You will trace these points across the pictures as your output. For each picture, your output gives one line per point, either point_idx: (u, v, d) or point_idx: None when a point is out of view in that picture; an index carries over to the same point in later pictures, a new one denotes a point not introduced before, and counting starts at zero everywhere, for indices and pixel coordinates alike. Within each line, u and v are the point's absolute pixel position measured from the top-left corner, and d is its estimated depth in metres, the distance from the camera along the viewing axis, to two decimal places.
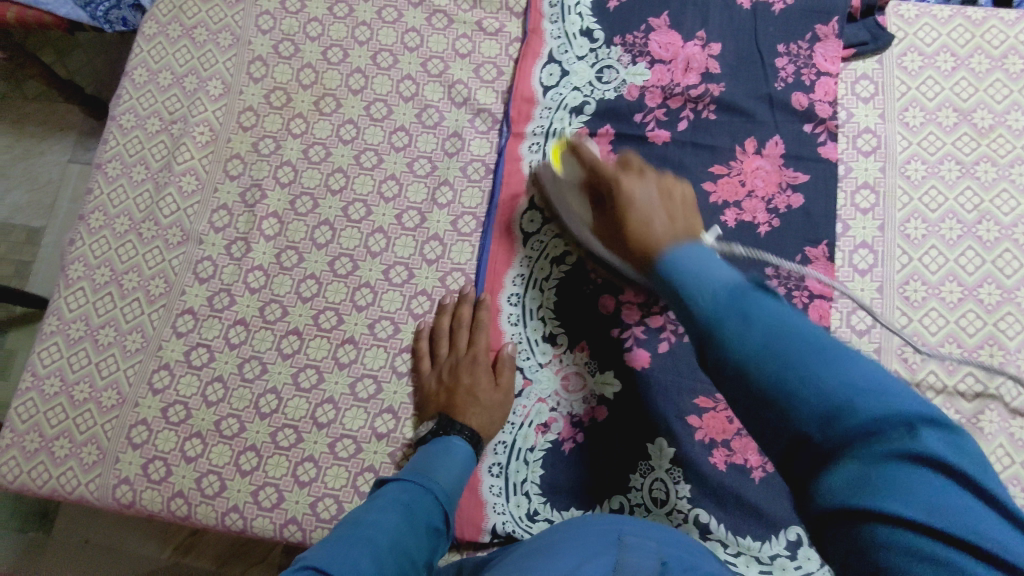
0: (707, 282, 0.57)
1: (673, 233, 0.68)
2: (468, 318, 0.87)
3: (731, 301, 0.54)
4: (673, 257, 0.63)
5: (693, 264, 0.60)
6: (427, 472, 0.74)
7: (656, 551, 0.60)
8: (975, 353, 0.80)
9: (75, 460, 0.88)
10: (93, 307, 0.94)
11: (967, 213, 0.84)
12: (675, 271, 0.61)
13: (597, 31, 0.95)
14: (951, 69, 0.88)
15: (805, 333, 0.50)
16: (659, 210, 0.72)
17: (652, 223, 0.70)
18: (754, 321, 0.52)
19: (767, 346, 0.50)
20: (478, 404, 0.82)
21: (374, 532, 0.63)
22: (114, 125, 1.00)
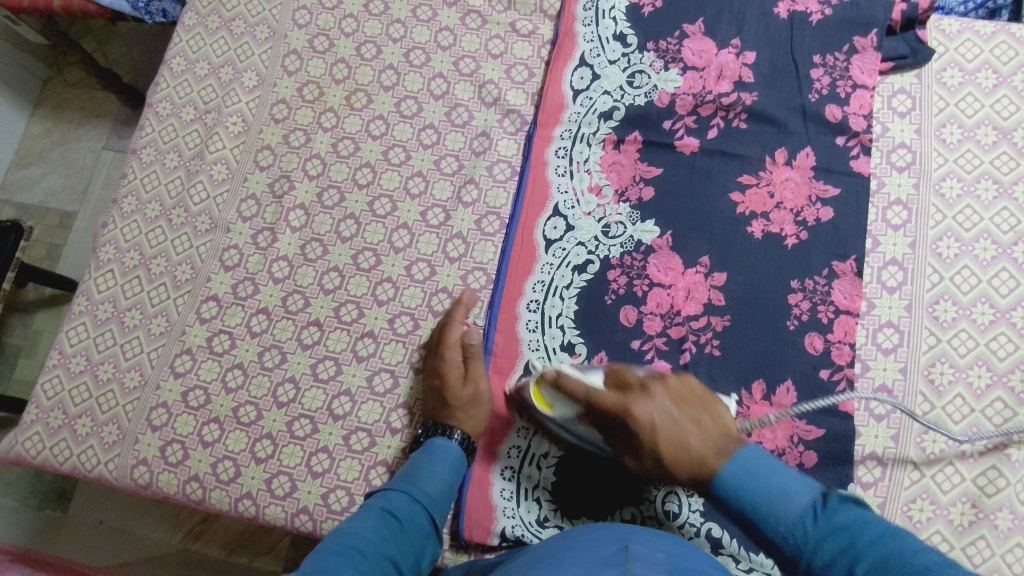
0: (788, 500, 0.61)
1: (714, 439, 0.67)
2: (456, 317, 0.85)
3: (835, 522, 0.59)
4: (725, 473, 0.64)
5: (773, 483, 0.62)
6: (410, 480, 0.75)
7: (662, 561, 0.59)
8: (1005, 378, 0.78)
9: (96, 439, 0.90)
10: (121, 290, 0.95)
11: (1003, 234, 0.82)
12: (740, 491, 0.63)
13: (631, 36, 0.95)
14: (992, 87, 0.86)
15: (867, 539, 0.57)
16: (668, 404, 0.71)
17: (688, 439, 0.68)
18: (838, 544, 0.57)
19: (789, 495, 0.61)
20: (459, 408, 0.81)
21: (354, 544, 0.65)
22: (150, 112, 1.02)
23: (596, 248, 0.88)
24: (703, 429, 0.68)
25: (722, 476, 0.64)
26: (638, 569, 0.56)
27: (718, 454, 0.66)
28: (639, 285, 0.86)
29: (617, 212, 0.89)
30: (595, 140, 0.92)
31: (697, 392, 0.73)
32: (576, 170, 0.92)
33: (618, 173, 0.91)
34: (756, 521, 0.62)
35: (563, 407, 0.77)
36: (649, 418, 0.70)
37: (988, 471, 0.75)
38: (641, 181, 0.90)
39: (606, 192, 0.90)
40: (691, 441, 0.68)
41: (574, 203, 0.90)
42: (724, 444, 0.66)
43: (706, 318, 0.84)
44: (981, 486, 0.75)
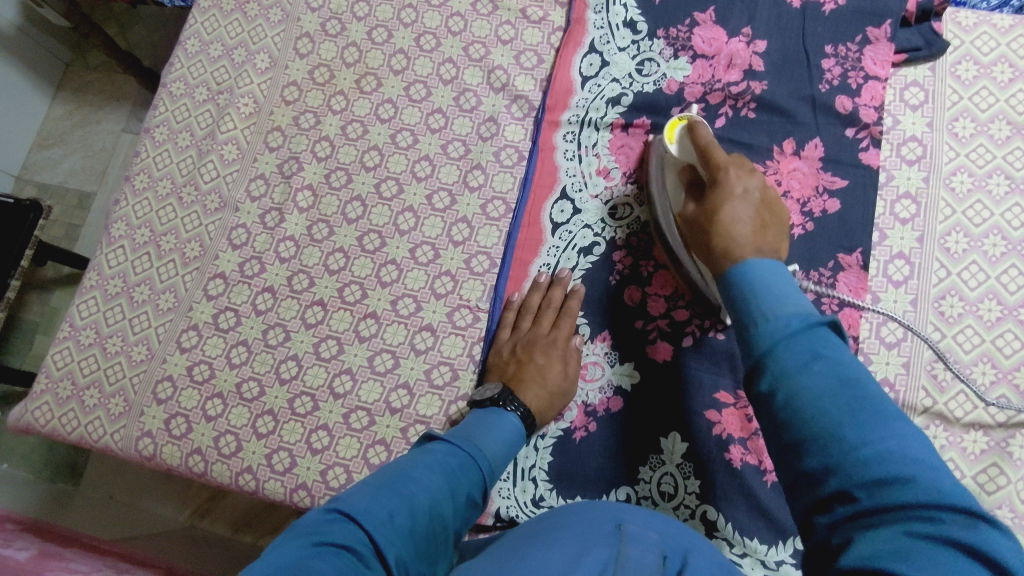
0: (779, 296, 0.54)
1: (757, 242, 0.62)
2: (557, 302, 0.86)
3: (802, 341, 0.49)
4: (743, 264, 0.58)
5: (770, 279, 0.55)
6: (475, 439, 0.71)
7: (657, 541, 0.59)
8: (1011, 375, 0.77)
9: (102, 410, 0.91)
10: (132, 265, 0.97)
11: (1014, 230, 0.81)
12: (743, 281, 0.56)
13: (641, 23, 0.94)
14: (1008, 81, 0.85)
15: (846, 374, 0.47)
16: (749, 207, 0.67)
17: (738, 227, 0.64)
18: (829, 377, 0.47)
19: (784, 301, 0.53)
20: (542, 386, 0.80)
21: (411, 490, 0.62)
22: (165, 92, 1.04)
23: (602, 230, 0.89)
24: (759, 238, 0.63)
25: (744, 263, 0.59)
26: (633, 549, 0.56)
27: (757, 258, 0.60)
28: (644, 265, 0.86)
29: (624, 196, 0.89)
30: (602, 125, 0.92)
31: (780, 217, 0.68)
32: (584, 154, 0.92)
33: (625, 157, 0.91)
34: (743, 304, 0.55)
35: (680, 152, 0.79)
36: (730, 196, 0.68)
37: (989, 469, 0.74)
38: (649, 165, 0.90)
39: (614, 174, 0.90)
40: (743, 227, 0.64)
41: (581, 185, 0.90)
42: (766, 248, 0.62)
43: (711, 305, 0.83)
44: (981, 483, 0.74)
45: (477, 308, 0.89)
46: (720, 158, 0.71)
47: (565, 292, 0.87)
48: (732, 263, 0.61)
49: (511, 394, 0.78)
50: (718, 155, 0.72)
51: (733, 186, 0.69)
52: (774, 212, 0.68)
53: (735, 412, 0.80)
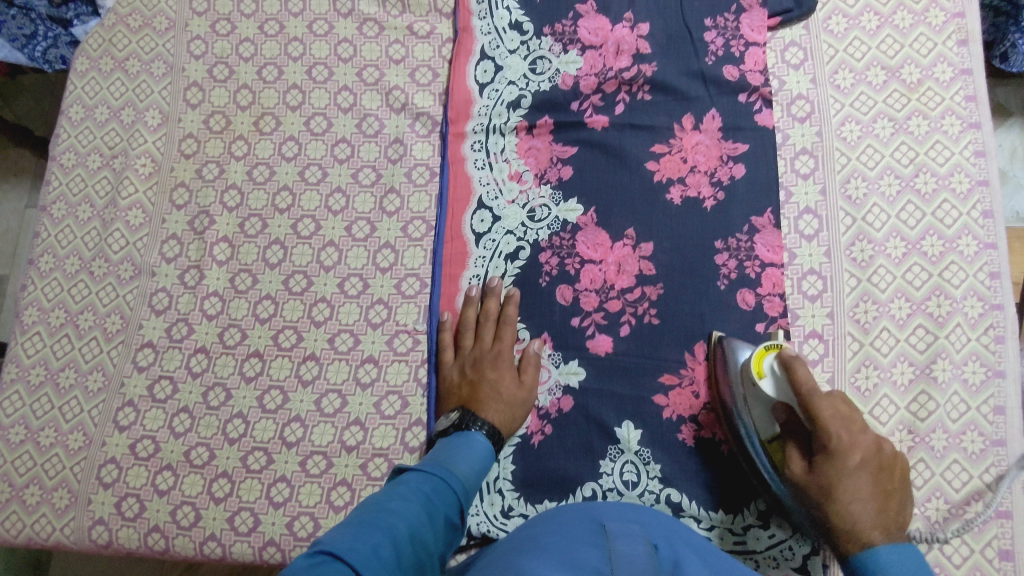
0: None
1: (883, 525, 0.66)
2: (494, 313, 0.87)
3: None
4: (874, 548, 0.64)
5: (898, 565, 0.63)
6: (446, 463, 0.72)
7: (639, 533, 0.61)
8: (924, 305, 0.81)
9: (47, 506, 0.87)
10: (52, 351, 0.93)
11: (904, 167, 0.85)
12: (868, 565, 0.64)
13: (527, 23, 0.95)
14: (876, 28, 0.89)
15: (911, 562, 0.63)
16: (868, 477, 0.67)
17: (858, 507, 0.66)
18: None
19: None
20: (499, 400, 0.81)
21: (390, 521, 0.61)
22: (55, 165, 1.00)
23: (524, 233, 0.89)
24: (885, 509, 0.66)
25: (868, 543, 0.65)
26: (620, 544, 0.57)
27: (887, 536, 0.65)
28: (571, 264, 0.87)
29: (540, 196, 0.90)
30: (507, 129, 0.93)
31: (903, 476, 0.70)
32: (495, 161, 0.92)
33: (535, 157, 0.92)
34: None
35: (776, 392, 0.72)
36: (846, 473, 0.67)
37: (920, 397, 0.79)
38: (558, 163, 0.91)
39: (526, 177, 0.91)
40: (869, 508, 0.66)
41: (496, 192, 0.91)
42: (895, 532, 0.66)
43: (640, 288, 0.85)
44: (914, 412, 0.78)
45: (414, 331, 0.89)
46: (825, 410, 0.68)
47: (500, 301, 0.87)
48: (853, 542, 0.66)
49: (473, 414, 0.79)
50: (823, 408, 0.67)
51: (850, 419, 0.69)
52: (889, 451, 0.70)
53: (681, 390, 0.82)
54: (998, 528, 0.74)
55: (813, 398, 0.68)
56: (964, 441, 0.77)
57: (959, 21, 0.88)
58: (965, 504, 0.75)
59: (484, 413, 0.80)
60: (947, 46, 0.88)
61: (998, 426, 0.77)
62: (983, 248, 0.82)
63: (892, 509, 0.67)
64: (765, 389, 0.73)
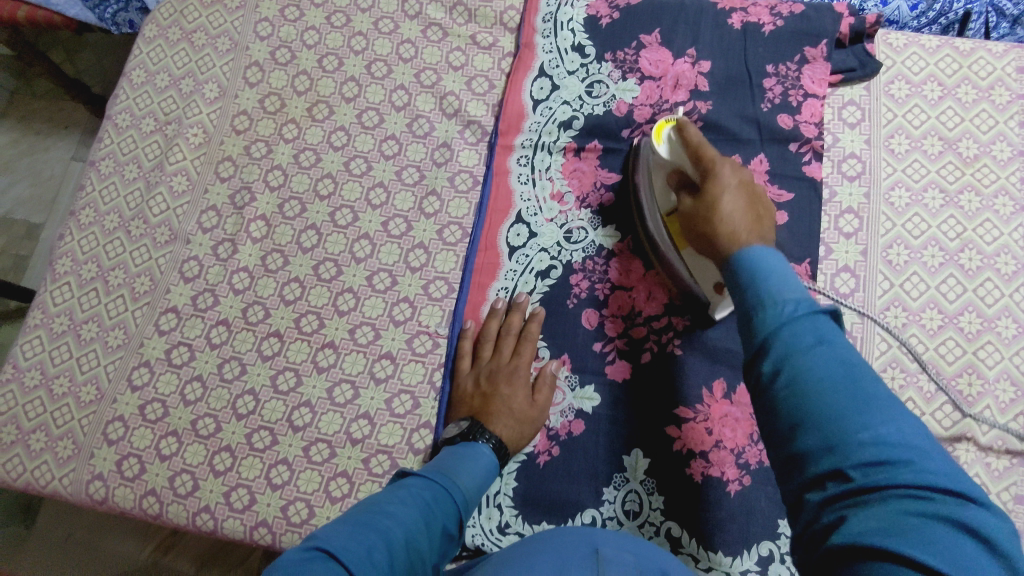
0: (777, 290, 0.53)
1: (756, 229, 0.65)
2: (515, 328, 0.86)
3: (806, 331, 0.50)
4: (748, 250, 0.59)
5: (768, 261, 0.57)
6: (449, 473, 0.71)
7: (631, 563, 0.60)
8: (954, 381, 0.79)
9: (50, 455, 0.88)
10: (78, 302, 0.94)
11: (950, 241, 0.84)
12: (753, 265, 0.57)
13: (589, 47, 0.96)
14: (938, 98, 0.89)
15: (847, 372, 0.47)
16: (740, 198, 0.68)
17: (732, 217, 0.66)
18: (837, 368, 0.47)
19: (777, 290, 0.53)
20: (510, 415, 0.80)
21: (388, 524, 0.60)
22: (110, 123, 1.02)
23: (558, 253, 0.89)
24: (756, 221, 0.66)
25: (742, 247, 0.61)
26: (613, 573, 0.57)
27: (757, 233, 0.64)
28: (600, 288, 0.87)
29: (579, 218, 0.90)
30: (555, 148, 0.93)
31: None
32: (538, 177, 0.92)
33: (579, 179, 0.92)
34: (749, 285, 0.56)
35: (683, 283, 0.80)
36: (722, 188, 0.69)
37: None
38: (601, 188, 0.91)
39: (568, 198, 0.91)
40: (741, 231, 0.64)
41: (536, 209, 0.91)
42: (761, 228, 0.66)
43: (666, 321, 0.85)
44: None
45: (435, 334, 0.88)
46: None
47: (523, 317, 0.87)
48: (728, 242, 0.63)
49: (481, 426, 0.78)
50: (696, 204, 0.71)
51: (732, 176, 0.70)
52: (763, 205, 0.70)
53: (695, 425, 0.80)
54: None
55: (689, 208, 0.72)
56: None
57: None
58: None
59: (491, 425, 0.79)
60: (1008, 125, 0.87)
61: (1017, 517, 0.75)
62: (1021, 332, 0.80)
63: (761, 216, 0.68)
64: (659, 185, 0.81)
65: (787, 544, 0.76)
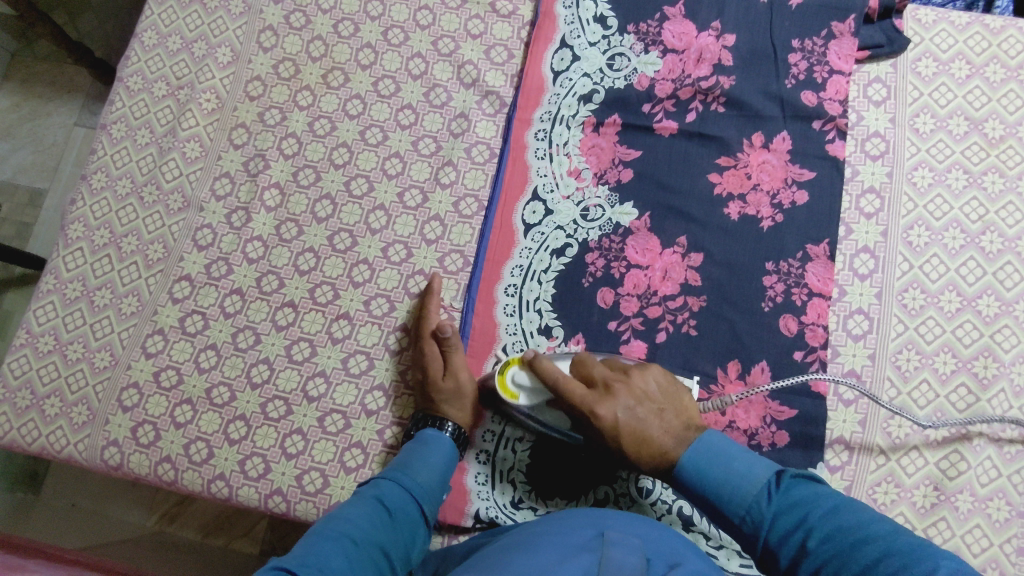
0: (740, 482, 0.67)
1: (677, 441, 0.72)
2: (419, 311, 0.86)
3: (784, 513, 0.64)
4: (688, 459, 0.70)
5: (714, 447, 0.70)
6: (404, 466, 0.74)
7: (638, 547, 0.60)
8: (969, 364, 0.79)
9: (65, 420, 0.88)
10: (91, 269, 0.94)
11: (972, 223, 0.83)
12: (698, 473, 0.69)
13: (611, 18, 0.94)
14: (965, 77, 0.87)
15: (826, 504, 0.63)
16: (644, 414, 0.73)
17: (654, 429, 0.73)
18: (794, 516, 0.63)
19: (747, 476, 0.67)
20: (449, 396, 0.81)
21: (342, 531, 0.64)
22: (120, 86, 1.00)
23: (574, 231, 0.88)
24: (658, 446, 0.73)
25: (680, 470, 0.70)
26: (614, 552, 0.58)
27: (680, 442, 0.72)
28: (617, 266, 0.86)
29: (596, 194, 0.89)
30: (574, 123, 0.92)
31: (664, 383, 0.77)
32: (556, 153, 0.91)
33: (597, 155, 0.91)
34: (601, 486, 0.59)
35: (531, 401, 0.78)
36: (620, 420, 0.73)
37: (951, 455, 0.77)
38: (619, 164, 0.90)
39: (585, 174, 0.90)
40: (654, 430, 0.73)
41: (552, 186, 0.90)
42: (688, 437, 0.72)
43: (683, 299, 0.84)
44: (943, 469, 0.77)
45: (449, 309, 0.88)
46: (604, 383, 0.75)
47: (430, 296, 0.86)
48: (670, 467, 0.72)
49: (421, 418, 0.81)
50: (578, 392, 0.74)
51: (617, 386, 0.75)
52: (665, 387, 0.76)
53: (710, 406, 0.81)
54: None
55: (567, 385, 0.74)
56: (990, 507, 0.75)
57: None
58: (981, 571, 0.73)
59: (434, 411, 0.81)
60: None
61: None
62: None
63: (671, 420, 0.74)
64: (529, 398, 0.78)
65: None
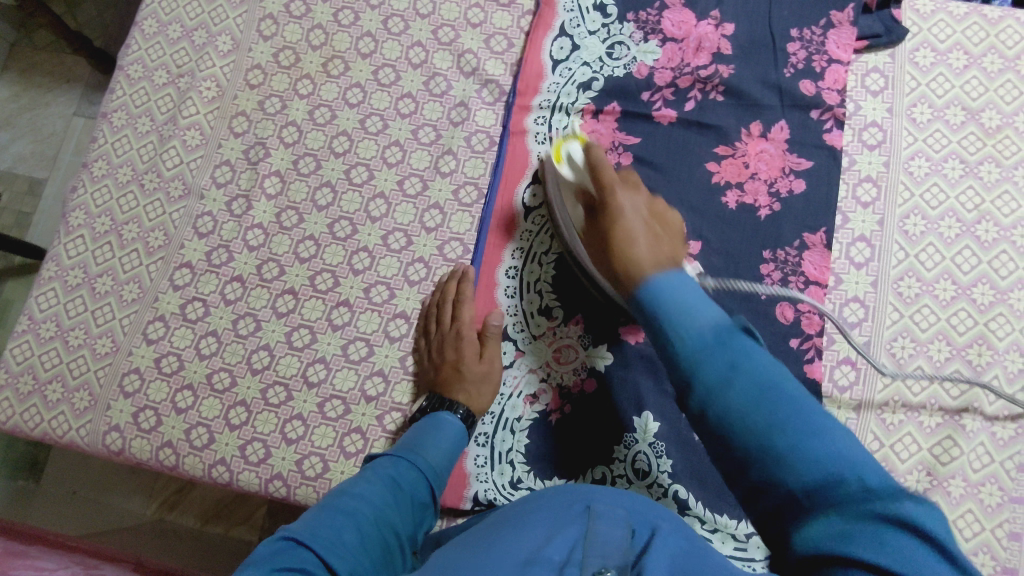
0: (695, 316, 0.59)
1: (656, 257, 0.66)
2: (452, 295, 0.86)
3: (726, 354, 0.55)
4: (653, 280, 0.63)
5: (678, 293, 0.61)
6: (415, 446, 0.74)
7: (623, 517, 0.59)
8: (964, 351, 0.80)
9: (66, 405, 0.89)
10: (92, 256, 0.94)
11: (967, 212, 0.84)
12: (652, 299, 0.62)
13: (611, 7, 0.94)
14: (963, 67, 0.88)
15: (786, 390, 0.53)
16: (641, 223, 0.71)
17: (639, 247, 0.67)
18: (748, 381, 0.53)
19: (692, 313, 0.59)
20: (466, 379, 0.82)
21: (354, 505, 0.65)
22: (121, 74, 1.00)
23: None
24: (657, 248, 0.68)
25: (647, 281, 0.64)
26: (600, 525, 0.56)
27: (656, 266, 0.65)
28: None
29: None
30: (573, 110, 0.92)
31: (674, 230, 0.76)
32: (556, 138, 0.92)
33: (596, 141, 0.91)
34: (659, 317, 0.61)
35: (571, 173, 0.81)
36: (615, 211, 0.72)
37: (944, 441, 0.78)
38: (618, 151, 0.90)
39: None
40: (642, 242, 0.68)
41: None
42: (664, 263, 0.66)
43: None
44: (937, 455, 0.78)
45: None
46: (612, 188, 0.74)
47: (463, 282, 0.87)
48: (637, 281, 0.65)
49: (441, 398, 0.80)
50: (608, 173, 0.74)
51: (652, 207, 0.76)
52: (663, 214, 0.76)
53: None
54: None
55: (599, 165, 0.75)
56: (982, 492, 0.76)
57: None
58: (972, 555, 0.74)
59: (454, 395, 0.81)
60: None
61: (1018, 484, 0.76)
62: None
63: (664, 242, 0.70)
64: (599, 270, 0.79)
65: None
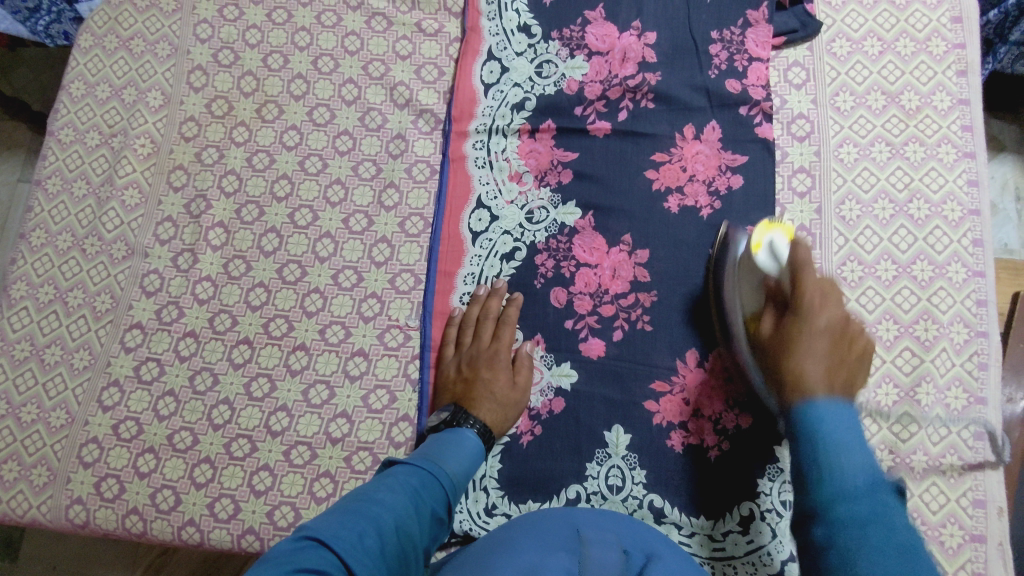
0: (840, 444, 0.58)
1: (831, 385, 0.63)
2: (494, 312, 0.86)
3: (864, 501, 0.55)
4: (817, 405, 0.61)
5: (837, 431, 0.59)
6: (436, 458, 0.73)
7: (613, 541, 0.64)
8: (911, 328, 0.82)
9: (25, 483, 0.87)
10: (38, 326, 0.92)
11: (899, 192, 0.86)
12: (813, 422, 0.60)
13: (535, 26, 0.96)
14: (878, 54, 0.91)
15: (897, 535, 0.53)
16: (827, 341, 0.66)
17: (810, 364, 0.64)
18: (871, 507, 0.55)
19: (846, 455, 0.57)
20: (492, 399, 0.81)
21: (377, 511, 0.62)
22: (52, 140, 0.99)
23: (521, 235, 0.89)
24: (834, 373, 0.64)
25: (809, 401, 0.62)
26: (594, 551, 0.60)
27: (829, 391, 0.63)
28: (566, 266, 0.88)
29: (539, 198, 0.90)
30: (510, 131, 0.93)
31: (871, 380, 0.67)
32: (495, 160, 0.93)
33: (536, 159, 0.92)
34: (804, 439, 0.60)
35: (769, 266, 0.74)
36: (807, 330, 0.66)
37: (902, 418, 0.79)
38: (559, 167, 0.91)
39: (526, 179, 0.91)
40: (819, 361, 0.64)
41: (495, 192, 0.91)
42: (838, 389, 0.63)
43: (633, 294, 0.86)
44: (896, 433, 0.79)
45: (406, 327, 0.89)
46: (810, 292, 0.68)
47: (502, 301, 0.87)
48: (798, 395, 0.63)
49: (465, 412, 0.79)
50: (810, 276, 0.69)
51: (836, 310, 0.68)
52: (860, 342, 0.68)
53: (672, 397, 0.83)
54: (973, 552, 0.75)
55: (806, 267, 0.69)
56: (943, 464, 0.78)
57: (960, 51, 0.90)
58: (942, 528, 0.76)
59: (475, 411, 0.80)
60: (946, 75, 0.89)
61: (977, 451, 0.78)
62: (970, 275, 0.83)
63: (843, 370, 0.64)
64: (762, 263, 0.74)
65: (766, 498, 0.78)
